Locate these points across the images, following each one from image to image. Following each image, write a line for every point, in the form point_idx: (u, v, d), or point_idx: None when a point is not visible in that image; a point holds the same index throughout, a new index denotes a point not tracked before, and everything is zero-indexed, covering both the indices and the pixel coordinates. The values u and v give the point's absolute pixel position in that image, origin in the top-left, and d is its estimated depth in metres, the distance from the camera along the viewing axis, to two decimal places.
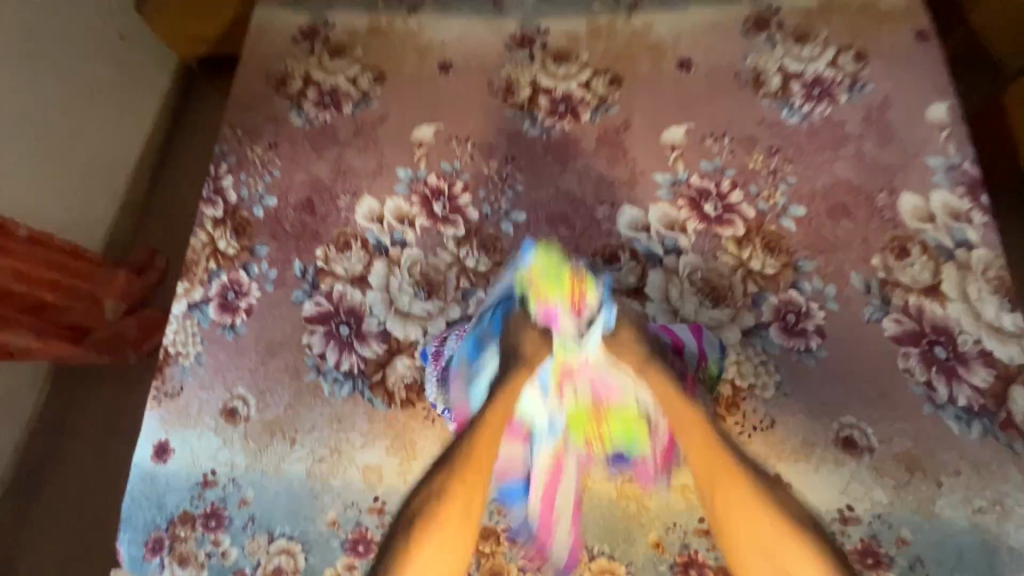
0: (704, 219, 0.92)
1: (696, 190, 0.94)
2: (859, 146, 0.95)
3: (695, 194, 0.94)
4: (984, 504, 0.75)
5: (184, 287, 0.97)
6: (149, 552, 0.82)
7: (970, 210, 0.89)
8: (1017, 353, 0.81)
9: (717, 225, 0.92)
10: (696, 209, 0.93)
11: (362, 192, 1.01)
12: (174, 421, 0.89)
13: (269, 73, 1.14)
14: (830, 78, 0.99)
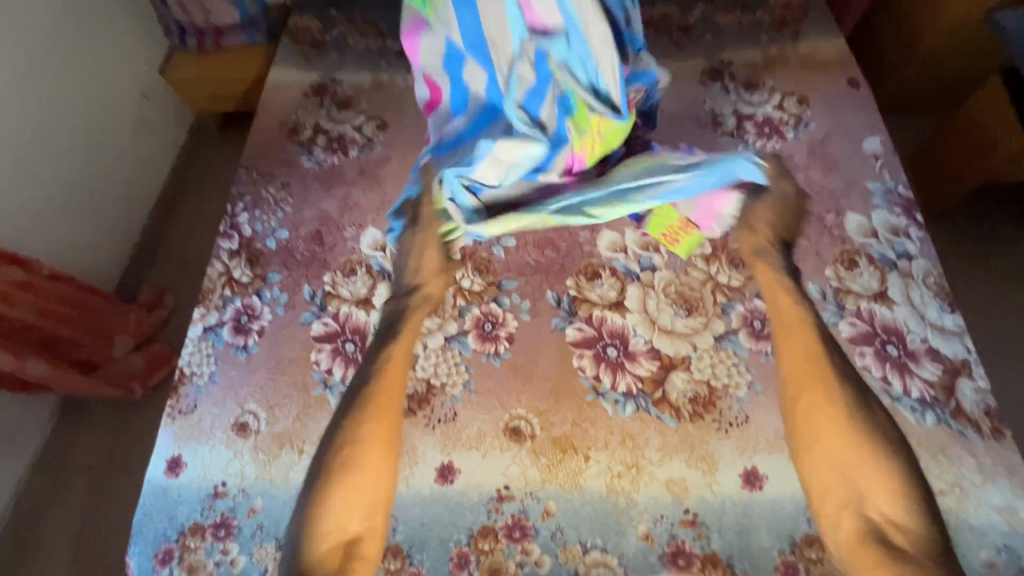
0: None
1: None
2: (807, 174, 1.08)
3: None
4: (944, 487, 0.81)
5: (200, 312, 1.05)
6: (160, 563, 0.86)
7: (907, 226, 1.01)
8: (960, 350, 0.90)
9: None
10: None
11: (366, 224, 1.12)
12: (187, 437, 0.94)
13: (283, 124, 1.27)
14: (777, 119, 1.14)
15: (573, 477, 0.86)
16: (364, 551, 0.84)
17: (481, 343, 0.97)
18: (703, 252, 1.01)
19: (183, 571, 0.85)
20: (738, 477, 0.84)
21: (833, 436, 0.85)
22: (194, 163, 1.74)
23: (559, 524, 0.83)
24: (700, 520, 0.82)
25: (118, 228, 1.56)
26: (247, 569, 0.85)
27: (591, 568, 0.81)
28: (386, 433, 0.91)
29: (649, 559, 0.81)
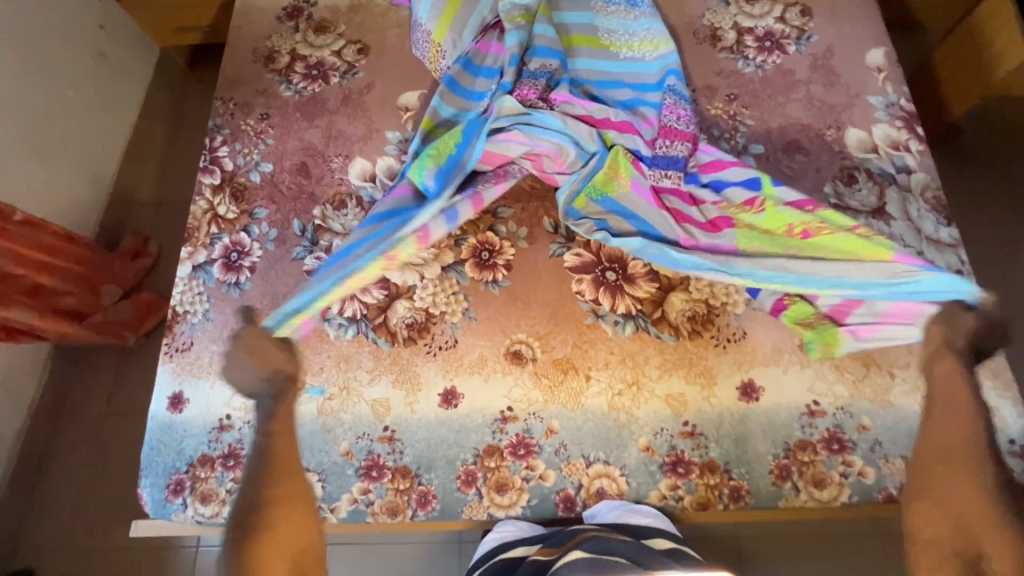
0: None
1: None
2: (807, 89, 1.04)
3: None
4: None
5: (188, 251, 1.02)
6: (172, 494, 0.88)
7: (908, 140, 1.00)
8: (953, 261, 0.91)
9: None
10: None
11: (354, 155, 1.08)
12: (187, 374, 0.93)
13: (256, 51, 1.19)
14: (779, 31, 1.09)
15: (575, 397, 0.87)
16: (373, 473, 0.86)
17: (477, 274, 0.95)
18: None
19: (196, 500, 0.87)
20: (736, 390, 0.86)
21: (827, 348, 0.87)
22: (164, 102, 1.64)
23: (562, 440, 0.86)
24: (698, 431, 0.85)
25: (92, 172, 1.48)
26: None
27: (594, 479, 0.84)
28: (388, 362, 0.91)
29: (650, 468, 0.84)
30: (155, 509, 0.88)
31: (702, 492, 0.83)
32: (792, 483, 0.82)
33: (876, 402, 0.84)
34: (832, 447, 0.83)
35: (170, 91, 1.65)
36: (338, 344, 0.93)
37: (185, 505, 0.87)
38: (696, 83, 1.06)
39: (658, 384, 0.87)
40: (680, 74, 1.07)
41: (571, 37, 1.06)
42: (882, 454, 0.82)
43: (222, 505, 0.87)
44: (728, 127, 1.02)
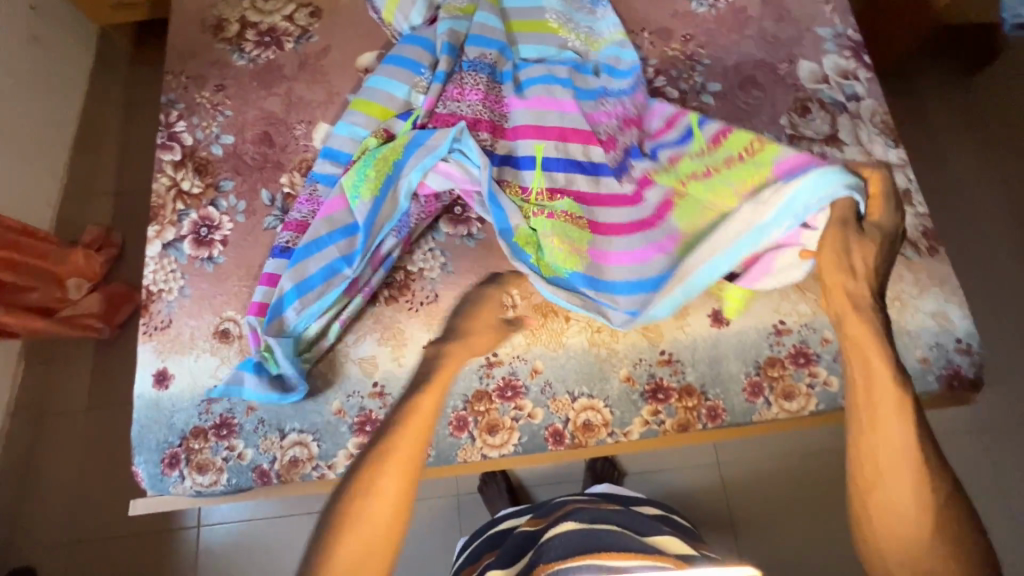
0: None
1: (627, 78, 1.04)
2: (759, 26, 1.07)
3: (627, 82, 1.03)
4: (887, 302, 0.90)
5: (155, 229, 1.00)
6: (168, 467, 0.89)
7: (856, 68, 1.03)
8: (902, 181, 0.96)
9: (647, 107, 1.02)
10: None
11: (317, 120, 1.06)
12: (169, 350, 0.93)
13: (203, 21, 1.15)
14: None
15: (557, 337, 0.90)
16: (367, 427, 0.89)
17: (455, 228, 0.97)
18: None
19: (193, 471, 0.88)
20: (707, 317, 0.90)
21: None
22: (111, 86, 1.58)
23: (547, 379, 0.89)
24: (675, 359, 0.89)
25: (43, 164, 1.42)
26: (256, 460, 0.89)
27: (580, 412, 0.88)
28: (371, 321, 0.93)
29: (632, 397, 0.89)
30: (153, 484, 0.90)
31: (682, 414, 0.88)
32: (763, 397, 0.88)
33: None
34: (798, 361, 0.88)
35: (116, 74, 1.58)
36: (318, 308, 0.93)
37: (183, 476, 0.89)
38: (653, 26, 1.07)
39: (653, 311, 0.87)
40: (636, 18, 1.08)
41: (513, 24, 1.06)
42: (844, 364, 0.88)
43: (220, 473, 0.88)
44: (686, 68, 1.04)
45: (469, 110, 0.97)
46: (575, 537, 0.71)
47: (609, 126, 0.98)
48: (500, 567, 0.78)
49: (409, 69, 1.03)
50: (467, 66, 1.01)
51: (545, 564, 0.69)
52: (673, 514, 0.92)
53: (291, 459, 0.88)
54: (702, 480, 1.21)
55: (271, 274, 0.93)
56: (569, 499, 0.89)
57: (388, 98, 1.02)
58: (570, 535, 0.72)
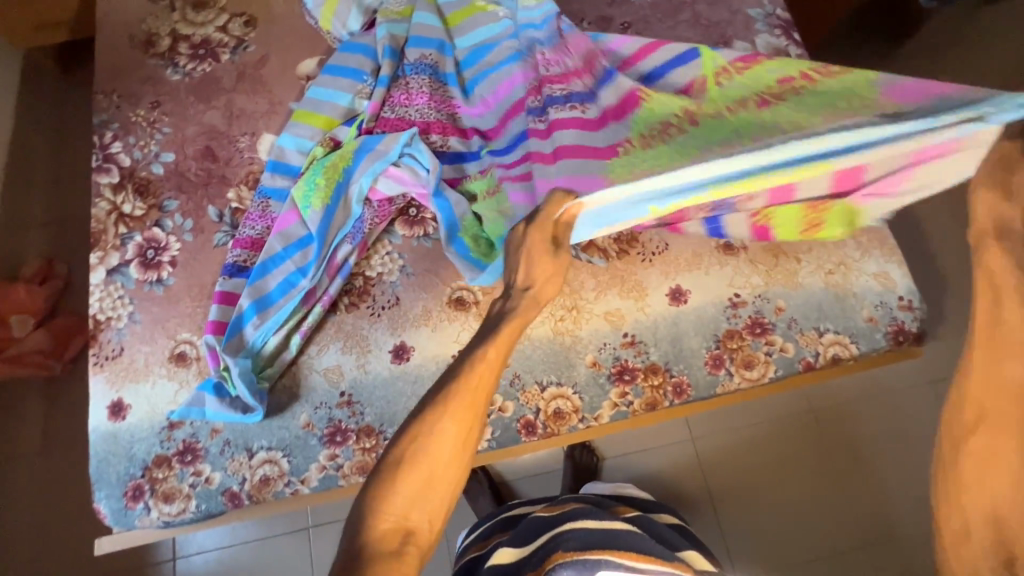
0: None
1: None
2: (693, 10, 1.10)
3: None
4: (832, 267, 0.94)
5: (98, 256, 0.96)
6: (132, 500, 0.86)
7: (787, 46, 1.07)
8: None
9: None
10: None
11: (260, 132, 1.04)
12: (123, 379, 0.89)
13: (132, 37, 1.11)
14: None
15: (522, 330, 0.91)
16: (338, 438, 0.88)
17: (411, 232, 0.96)
18: None
19: (159, 501, 0.85)
20: (665, 297, 0.92)
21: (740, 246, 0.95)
22: (41, 111, 1.51)
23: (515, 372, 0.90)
24: (638, 340, 0.91)
25: None
26: (225, 483, 0.86)
27: (550, 401, 0.89)
28: (332, 331, 0.91)
29: (600, 381, 0.90)
30: (117, 519, 0.86)
31: (649, 393, 0.90)
32: (725, 369, 0.90)
33: (787, 285, 0.93)
34: (755, 331, 0.91)
35: (46, 99, 1.51)
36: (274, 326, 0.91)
37: (149, 508, 0.85)
38: (591, 16, 1.09)
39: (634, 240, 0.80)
40: (574, 9, 1.09)
41: (449, 19, 1.06)
42: (798, 330, 0.92)
43: (187, 500, 0.85)
44: None
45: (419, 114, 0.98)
46: (601, 538, 0.70)
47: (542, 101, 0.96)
48: (512, 545, 0.76)
49: (349, 77, 1.03)
50: (409, 69, 1.01)
51: (563, 552, 0.68)
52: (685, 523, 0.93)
53: (262, 478, 0.86)
54: (678, 456, 1.24)
55: (223, 293, 0.90)
56: (583, 498, 0.88)
57: (330, 107, 1.01)
58: (593, 532, 0.70)
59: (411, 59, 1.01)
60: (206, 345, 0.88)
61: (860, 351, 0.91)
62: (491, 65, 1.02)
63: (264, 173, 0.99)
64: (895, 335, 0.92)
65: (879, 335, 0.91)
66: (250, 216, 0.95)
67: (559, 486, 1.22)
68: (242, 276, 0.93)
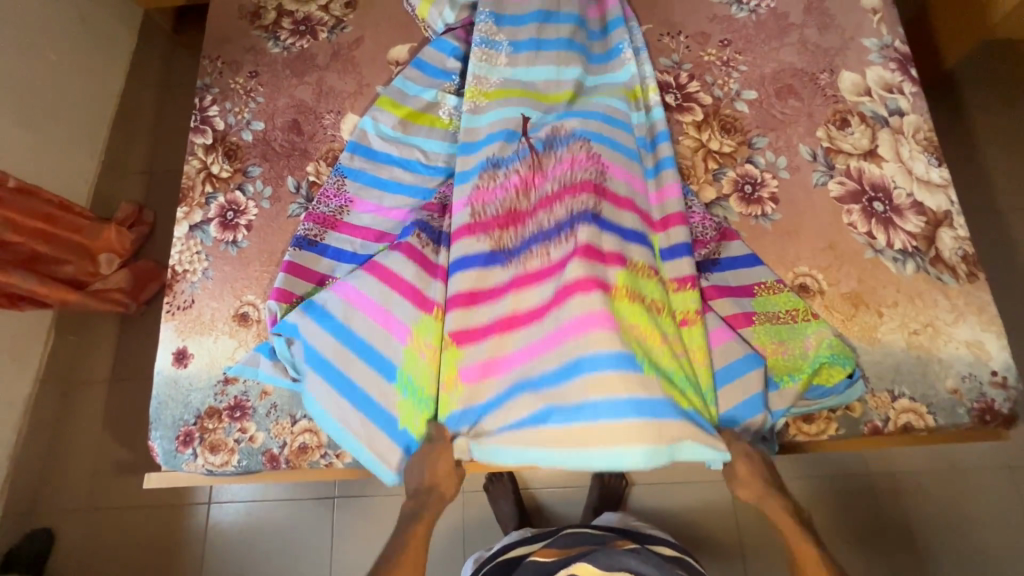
0: (666, 108, 1.00)
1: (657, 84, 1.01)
2: (802, 33, 1.03)
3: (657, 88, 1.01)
4: (918, 327, 0.86)
5: (184, 211, 1.02)
6: (181, 445, 0.91)
7: (901, 82, 0.99)
8: (943, 202, 0.92)
9: (678, 113, 0.99)
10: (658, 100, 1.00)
11: (345, 111, 1.07)
12: (190, 330, 0.95)
13: (242, 8, 1.16)
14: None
15: None
16: None
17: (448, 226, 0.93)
18: (694, 120, 0.99)
19: (206, 450, 0.90)
20: None
21: (817, 290, 0.89)
22: (152, 68, 1.62)
23: None
24: None
25: (83, 141, 1.45)
26: (267, 444, 0.90)
27: None
28: None
29: None
30: (166, 460, 0.91)
31: None
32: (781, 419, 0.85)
33: (864, 339, 0.86)
34: None
35: (158, 58, 1.63)
36: None
37: (196, 454, 0.90)
38: (689, 29, 1.05)
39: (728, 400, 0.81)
40: (673, 21, 1.05)
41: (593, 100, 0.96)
42: (870, 389, 0.85)
43: (231, 454, 0.90)
44: (721, 73, 1.02)
45: (556, 184, 0.87)
46: None
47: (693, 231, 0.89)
48: None
49: (436, 76, 1.05)
50: (546, 144, 0.91)
51: None
52: (688, 557, 0.89)
53: (300, 446, 0.89)
54: (710, 496, 1.19)
55: (291, 263, 0.93)
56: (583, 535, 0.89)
57: (415, 99, 1.04)
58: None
59: (540, 134, 0.91)
60: (268, 310, 0.90)
61: (936, 424, 0.83)
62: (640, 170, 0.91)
63: (344, 151, 1.01)
64: (980, 413, 0.83)
65: (962, 410, 0.83)
66: (326, 193, 0.98)
67: (582, 504, 1.19)
68: (308, 247, 0.95)
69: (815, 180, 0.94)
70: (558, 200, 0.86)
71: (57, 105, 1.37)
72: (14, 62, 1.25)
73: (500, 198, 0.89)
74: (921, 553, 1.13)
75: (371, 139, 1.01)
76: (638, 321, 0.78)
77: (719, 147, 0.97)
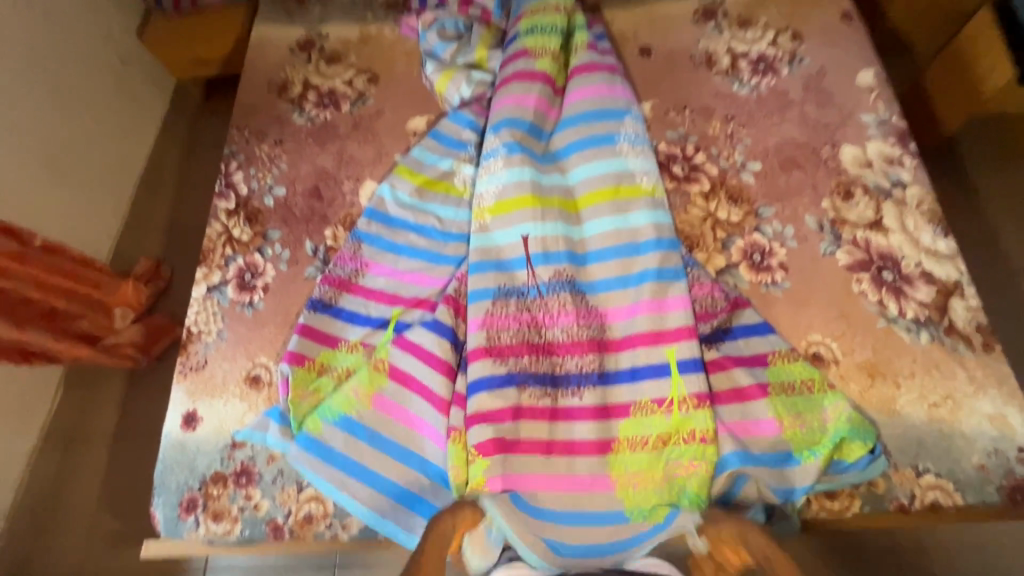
0: (674, 178, 1.03)
1: (665, 155, 1.05)
2: (802, 109, 1.08)
3: (665, 158, 1.05)
4: (937, 400, 0.85)
5: (203, 272, 1.04)
6: (184, 512, 0.88)
7: (901, 155, 1.03)
8: (952, 272, 0.93)
9: (686, 183, 1.03)
10: (666, 171, 1.04)
11: (364, 178, 1.11)
12: (201, 392, 0.95)
13: (270, 82, 1.24)
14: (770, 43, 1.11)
15: None
16: None
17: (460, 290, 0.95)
18: (701, 190, 1.02)
19: (209, 518, 0.88)
20: None
21: (831, 358, 0.88)
22: (180, 132, 1.71)
23: None
24: None
25: (108, 200, 1.51)
26: (272, 512, 0.87)
27: None
28: None
29: None
30: (168, 528, 0.89)
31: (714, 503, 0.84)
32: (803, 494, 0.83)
33: (883, 411, 0.85)
34: None
35: (186, 121, 1.72)
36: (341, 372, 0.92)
37: (198, 522, 0.88)
38: (694, 105, 1.10)
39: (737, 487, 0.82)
40: (678, 97, 1.11)
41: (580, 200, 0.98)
42: (892, 464, 0.83)
43: (234, 523, 0.87)
44: (726, 146, 1.06)
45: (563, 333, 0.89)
46: None
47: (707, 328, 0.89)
48: None
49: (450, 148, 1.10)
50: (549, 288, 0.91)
51: None
52: None
53: (305, 515, 0.87)
54: None
55: (306, 326, 0.94)
56: None
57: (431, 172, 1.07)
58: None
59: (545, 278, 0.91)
60: (280, 374, 0.91)
61: (965, 502, 0.80)
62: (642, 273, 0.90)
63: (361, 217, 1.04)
64: (1010, 491, 0.80)
65: (991, 487, 0.81)
66: (343, 257, 1.00)
67: None
68: (325, 312, 0.96)
69: (823, 249, 0.96)
70: (568, 353, 0.87)
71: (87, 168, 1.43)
72: (47, 129, 1.32)
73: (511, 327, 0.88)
74: None
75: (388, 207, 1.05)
76: (635, 473, 0.81)
77: (727, 216, 0.99)
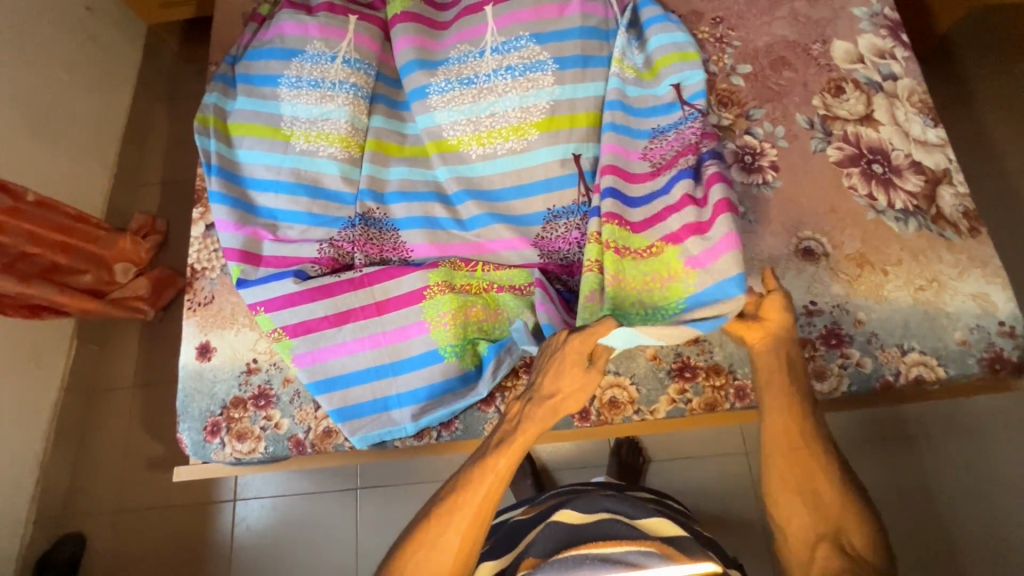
0: (739, 168, 0.96)
1: (741, 148, 0.97)
2: (792, 7, 1.05)
3: (741, 151, 0.97)
4: (923, 283, 0.88)
5: (200, 212, 1.04)
6: (209, 435, 0.93)
7: (893, 47, 1.01)
8: (941, 160, 0.94)
9: (748, 173, 0.95)
10: (738, 160, 0.96)
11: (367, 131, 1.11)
12: (212, 325, 0.97)
13: (244, 15, 1.20)
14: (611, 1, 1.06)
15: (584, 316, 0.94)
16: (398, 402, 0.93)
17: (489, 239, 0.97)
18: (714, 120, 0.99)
19: (233, 438, 0.92)
20: None
21: (821, 252, 0.90)
22: (159, 84, 1.66)
23: None
24: (702, 337, 0.89)
25: (95, 153, 1.48)
26: (292, 429, 0.93)
27: (606, 389, 0.89)
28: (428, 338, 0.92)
29: (658, 375, 0.89)
30: (195, 450, 0.93)
31: (709, 393, 0.88)
32: (794, 377, 0.87)
33: (870, 297, 0.88)
34: (830, 341, 0.87)
35: (164, 72, 1.68)
36: (383, 321, 0.93)
37: (224, 443, 0.93)
38: (681, 10, 1.08)
39: (509, 48, 1.02)
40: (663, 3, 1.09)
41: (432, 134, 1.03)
42: (878, 345, 0.86)
43: (258, 441, 0.92)
44: (715, 50, 1.04)
45: None
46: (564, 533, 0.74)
47: (496, 72, 1.01)
48: (492, 558, 0.78)
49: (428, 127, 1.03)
50: (453, 126, 1.02)
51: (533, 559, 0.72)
52: (667, 499, 0.90)
53: (325, 430, 0.93)
54: (729, 468, 1.21)
55: (308, 290, 0.94)
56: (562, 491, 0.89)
57: (437, 208, 1.00)
58: (562, 527, 0.74)
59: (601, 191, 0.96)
60: (359, 327, 0.93)
61: (947, 374, 0.85)
62: (499, 114, 1.00)
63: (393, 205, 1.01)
64: (989, 362, 0.85)
65: (972, 360, 0.85)
66: (343, 246, 0.98)
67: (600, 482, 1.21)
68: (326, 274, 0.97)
69: (814, 146, 0.96)
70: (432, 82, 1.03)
71: (68, 121, 1.39)
72: (23, 83, 1.27)
73: (563, 250, 0.95)
74: (937, 510, 1.15)
75: (372, 182, 1.01)
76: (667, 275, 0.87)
77: (718, 121, 0.99)
